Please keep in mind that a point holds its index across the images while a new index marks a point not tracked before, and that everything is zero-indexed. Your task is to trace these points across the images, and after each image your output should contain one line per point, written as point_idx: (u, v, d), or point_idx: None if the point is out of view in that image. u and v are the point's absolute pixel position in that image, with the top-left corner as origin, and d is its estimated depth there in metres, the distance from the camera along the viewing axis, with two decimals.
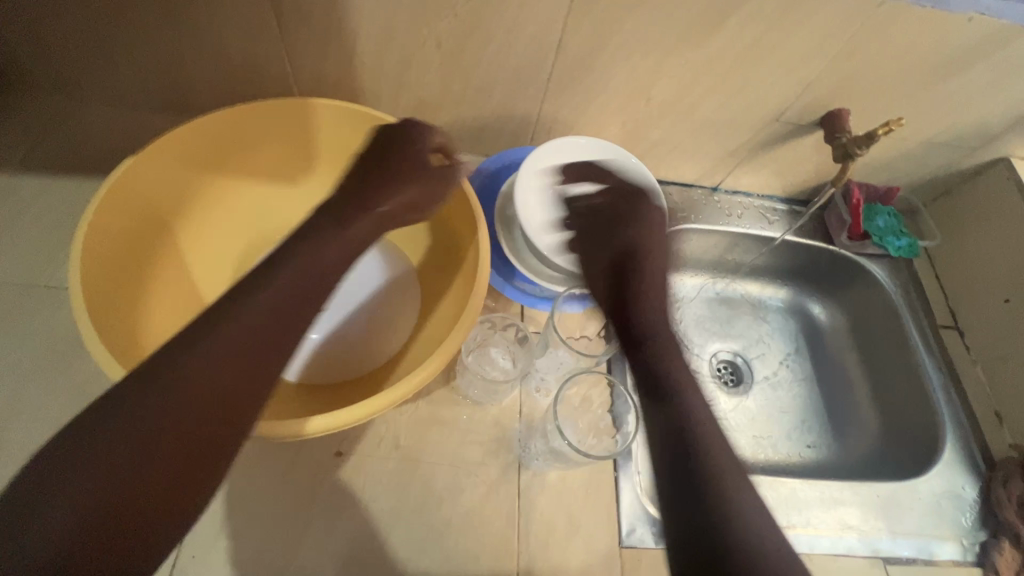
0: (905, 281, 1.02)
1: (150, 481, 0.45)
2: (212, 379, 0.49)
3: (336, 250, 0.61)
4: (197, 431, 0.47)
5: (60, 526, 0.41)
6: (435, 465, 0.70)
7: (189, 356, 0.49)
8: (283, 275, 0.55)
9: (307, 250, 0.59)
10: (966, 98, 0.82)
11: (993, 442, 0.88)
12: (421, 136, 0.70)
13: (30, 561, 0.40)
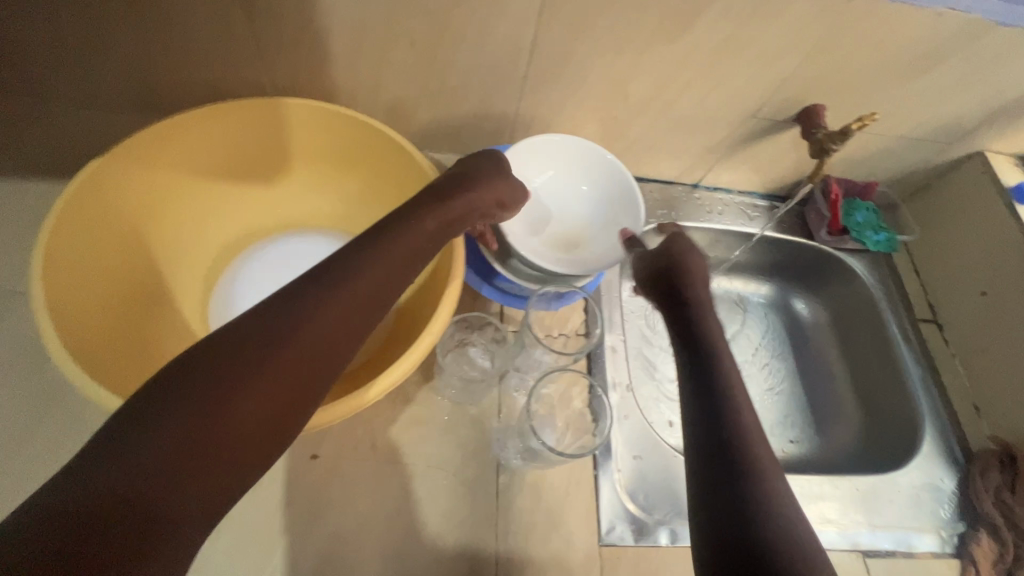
0: (885, 275, 1.02)
1: (213, 457, 0.42)
2: (296, 357, 0.47)
3: (434, 236, 0.61)
4: (278, 401, 0.46)
5: (140, 465, 0.39)
6: (413, 467, 0.70)
7: (296, 320, 0.48)
8: (387, 260, 0.55)
9: (414, 230, 0.59)
10: (940, 93, 0.83)
11: (972, 433, 0.89)
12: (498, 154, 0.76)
13: (107, 495, 0.38)
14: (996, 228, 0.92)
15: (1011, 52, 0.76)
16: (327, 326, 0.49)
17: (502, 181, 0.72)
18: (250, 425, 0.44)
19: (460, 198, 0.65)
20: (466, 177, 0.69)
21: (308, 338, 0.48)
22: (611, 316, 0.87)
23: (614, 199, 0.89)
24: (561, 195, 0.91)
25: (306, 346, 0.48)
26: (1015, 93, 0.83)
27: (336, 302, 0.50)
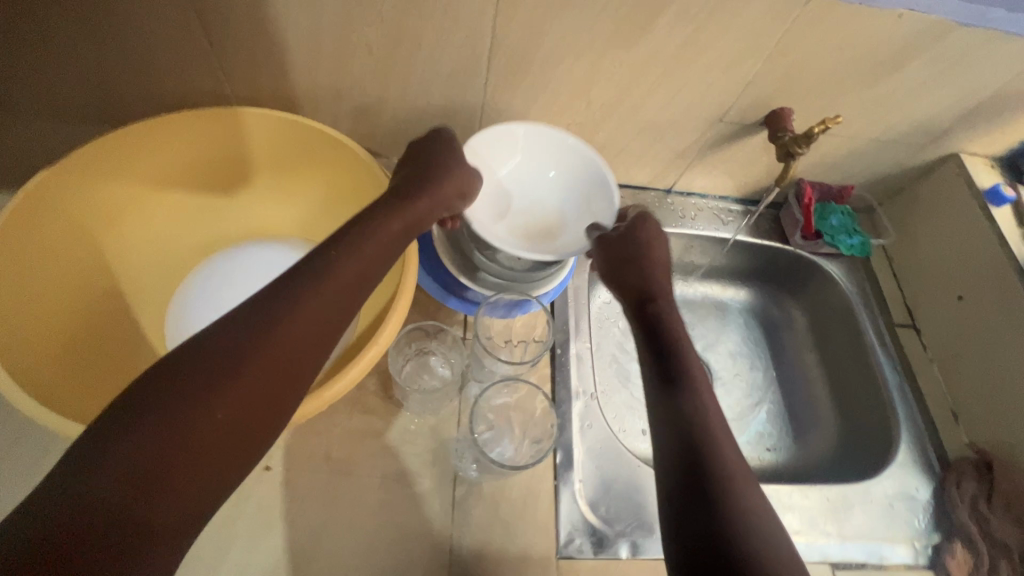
0: (862, 279, 1.01)
1: (200, 459, 0.44)
2: (267, 359, 0.48)
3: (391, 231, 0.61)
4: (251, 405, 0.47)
5: (121, 477, 0.41)
6: (368, 476, 0.69)
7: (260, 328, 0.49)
8: (358, 259, 0.56)
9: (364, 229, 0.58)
10: (907, 94, 0.82)
11: (950, 441, 0.87)
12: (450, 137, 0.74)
13: (91, 508, 0.40)
14: (971, 231, 0.90)
15: (975, 52, 0.75)
16: (300, 327, 0.50)
17: (466, 168, 0.72)
18: (226, 430, 0.46)
19: (424, 197, 0.65)
20: (428, 171, 0.69)
21: (278, 339, 0.49)
22: (578, 322, 0.85)
23: (588, 186, 0.88)
24: (533, 180, 0.90)
25: (277, 349, 0.49)
26: (985, 94, 0.82)
27: (307, 301, 0.51)
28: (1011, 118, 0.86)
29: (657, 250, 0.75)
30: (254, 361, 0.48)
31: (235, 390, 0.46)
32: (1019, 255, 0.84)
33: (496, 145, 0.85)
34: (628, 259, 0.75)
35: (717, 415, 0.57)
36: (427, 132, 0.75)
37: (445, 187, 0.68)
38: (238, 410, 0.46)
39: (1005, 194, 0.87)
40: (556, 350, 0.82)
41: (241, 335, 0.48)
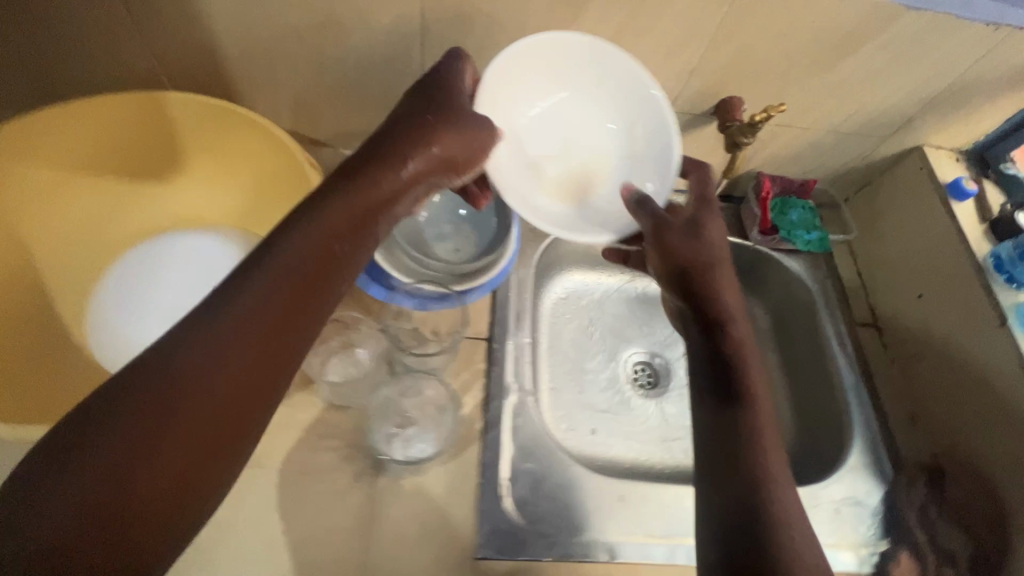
0: (824, 277, 0.96)
1: (141, 498, 0.39)
2: (205, 381, 0.42)
3: (357, 211, 0.52)
4: (199, 430, 0.41)
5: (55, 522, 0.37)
6: (281, 471, 0.67)
7: (207, 339, 0.43)
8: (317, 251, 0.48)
9: (328, 212, 0.50)
10: (861, 82, 0.78)
11: (906, 446, 0.82)
12: (448, 85, 0.62)
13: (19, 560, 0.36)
14: (933, 227, 0.86)
15: (928, 37, 0.71)
16: (242, 341, 0.44)
17: (459, 122, 0.60)
18: (172, 463, 0.40)
19: (397, 168, 0.56)
20: (413, 129, 0.58)
21: (213, 357, 0.42)
22: (519, 316, 0.83)
23: (640, 130, 0.76)
24: (574, 114, 0.77)
25: (220, 369, 0.42)
26: (943, 83, 0.78)
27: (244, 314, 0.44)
28: (974, 108, 0.83)
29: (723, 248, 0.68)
30: (187, 387, 0.41)
31: (176, 421, 0.40)
32: (979, 252, 0.80)
33: (523, 85, 0.73)
34: (694, 252, 0.67)
35: (771, 435, 0.57)
36: (423, 78, 0.64)
37: (416, 161, 0.57)
38: (182, 440, 0.40)
39: (967, 188, 0.84)
40: (492, 344, 0.80)
41: (166, 359, 0.42)
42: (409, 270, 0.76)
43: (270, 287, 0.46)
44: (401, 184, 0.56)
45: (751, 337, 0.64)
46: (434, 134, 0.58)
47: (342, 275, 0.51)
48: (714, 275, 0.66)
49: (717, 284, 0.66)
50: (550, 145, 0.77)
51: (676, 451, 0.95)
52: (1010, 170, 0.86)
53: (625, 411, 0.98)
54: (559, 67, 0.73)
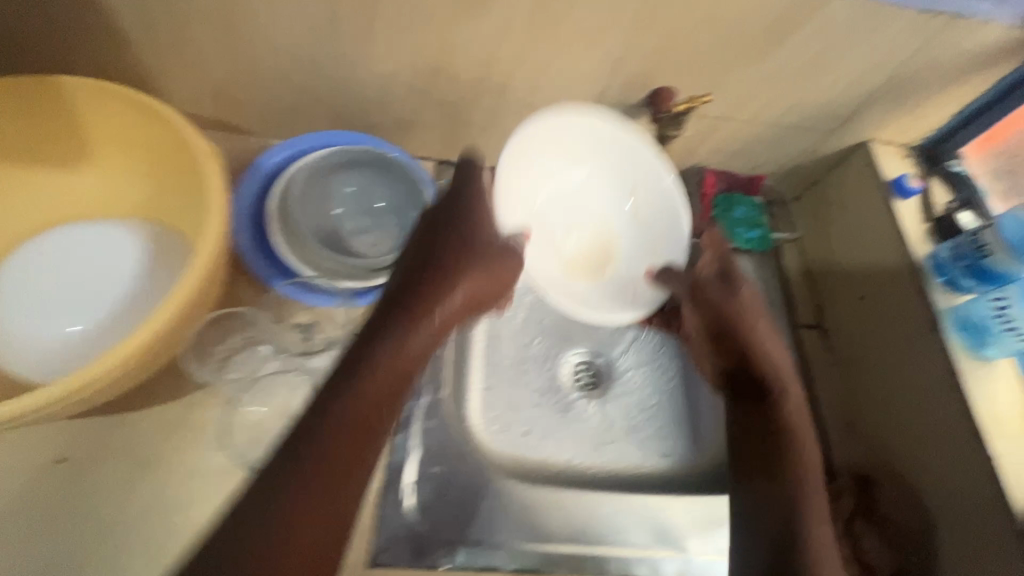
0: (769, 276, 0.93)
1: None
2: (318, 484, 0.51)
3: (417, 345, 0.60)
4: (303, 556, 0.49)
5: None
6: (174, 473, 0.65)
7: (292, 484, 0.50)
8: (386, 379, 0.57)
9: (385, 351, 0.58)
10: (798, 73, 0.74)
11: (839, 452, 0.80)
12: (477, 204, 0.67)
13: None
14: (876, 227, 0.82)
15: (862, 25, 0.67)
16: (344, 450, 0.53)
17: (491, 252, 0.66)
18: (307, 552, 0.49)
19: (444, 300, 0.62)
20: (452, 258, 0.64)
21: (327, 466, 0.51)
22: None
23: (643, 207, 0.85)
24: (587, 189, 0.84)
25: (324, 481, 0.51)
26: (885, 74, 0.75)
27: (340, 423, 0.53)
28: (921, 102, 0.79)
29: (753, 303, 0.78)
30: (306, 489, 0.50)
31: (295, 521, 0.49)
32: (918, 253, 0.77)
33: (535, 168, 0.78)
34: (732, 314, 0.76)
35: (817, 504, 0.68)
36: (449, 185, 0.68)
37: (457, 291, 0.63)
38: (315, 527, 0.50)
39: (909, 185, 0.80)
40: None
41: (285, 472, 0.51)
42: (317, 265, 0.73)
43: (353, 413, 0.54)
44: (446, 319, 0.62)
45: (788, 406, 0.74)
46: (463, 270, 0.64)
47: (402, 403, 0.59)
48: (756, 332, 0.76)
49: (759, 344, 0.76)
50: (562, 222, 0.83)
51: (609, 455, 0.91)
52: (956, 167, 0.83)
53: (561, 412, 0.93)
54: (576, 149, 0.80)
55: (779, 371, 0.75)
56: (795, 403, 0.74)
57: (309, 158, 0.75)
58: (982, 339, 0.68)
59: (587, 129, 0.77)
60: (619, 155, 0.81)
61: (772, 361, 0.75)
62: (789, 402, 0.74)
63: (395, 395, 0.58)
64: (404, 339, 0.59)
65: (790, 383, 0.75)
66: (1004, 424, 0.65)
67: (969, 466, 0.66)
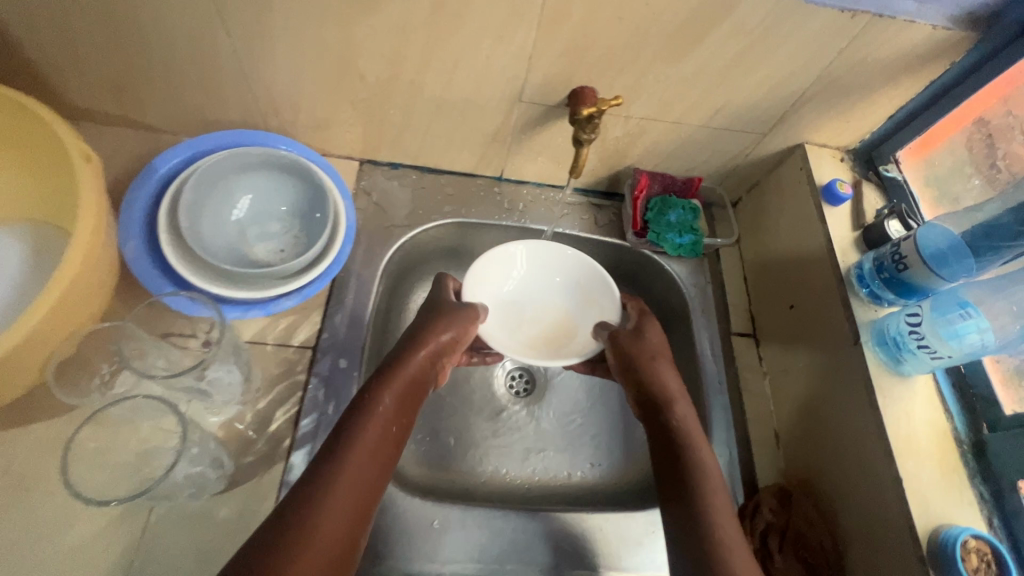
0: (705, 282, 0.89)
1: None
2: (341, 501, 0.56)
3: (413, 377, 0.68)
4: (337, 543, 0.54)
5: None
6: (48, 497, 0.62)
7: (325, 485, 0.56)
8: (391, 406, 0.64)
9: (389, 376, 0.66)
10: (722, 73, 0.71)
11: (763, 466, 0.78)
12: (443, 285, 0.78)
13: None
14: (808, 234, 0.79)
15: (780, 24, 0.64)
16: (360, 473, 0.58)
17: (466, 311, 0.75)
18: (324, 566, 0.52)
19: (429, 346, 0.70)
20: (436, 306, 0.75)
21: (356, 480, 0.58)
22: (352, 323, 0.77)
23: (582, 278, 0.85)
24: (535, 292, 0.87)
25: (351, 494, 0.57)
26: (812, 75, 0.71)
27: (359, 451, 0.59)
28: (853, 104, 0.76)
29: (666, 351, 0.77)
30: (328, 503, 0.55)
31: (315, 532, 0.53)
32: (844, 263, 0.74)
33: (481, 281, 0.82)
34: (654, 363, 0.74)
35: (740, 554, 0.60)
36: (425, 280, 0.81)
37: (445, 333, 0.71)
38: (334, 541, 0.54)
39: (840, 192, 0.77)
40: (317, 353, 0.74)
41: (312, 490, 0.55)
42: (211, 273, 0.69)
43: (367, 443, 0.60)
44: (433, 366, 0.71)
45: (700, 445, 0.68)
46: (449, 320, 0.73)
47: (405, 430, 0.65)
48: (670, 380, 0.73)
49: (672, 391, 0.72)
50: (520, 320, 0.86)
51: (537, 467, 0.88)
52: (891, 173, 0.80)
53: (490, 421, 0.91)
54: (509, 264, 0.86)
55: (689, 416, 0.71)
56: (699, 440, 0.69)
57: (207, 160, 0.71)
58: (897, 354, 0.65)
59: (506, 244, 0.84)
60: (547, 253, 0.86)
61: (676, 403, 0.71)
62: (695, 437, 0.69)
63: (402, 432, 0.65)
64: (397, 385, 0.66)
65: (690, 419, 0.70)
66: (917, 442, 0.62)
67: (878, 486, 0.63)
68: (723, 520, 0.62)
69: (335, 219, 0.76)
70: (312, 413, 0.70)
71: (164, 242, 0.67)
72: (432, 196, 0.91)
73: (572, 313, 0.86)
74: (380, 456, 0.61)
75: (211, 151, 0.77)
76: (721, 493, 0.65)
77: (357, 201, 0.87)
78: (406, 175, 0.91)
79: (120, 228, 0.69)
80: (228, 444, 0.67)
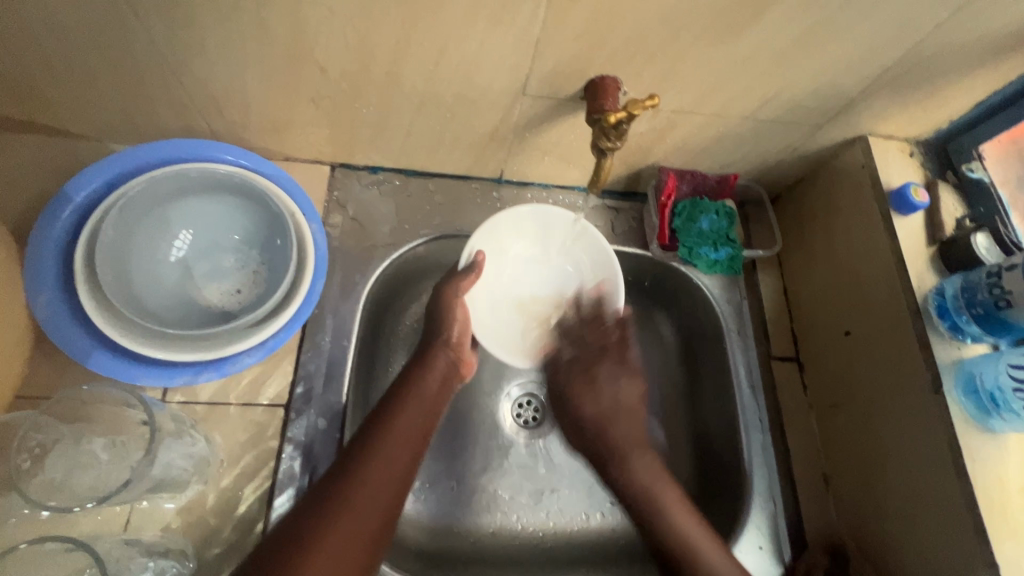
0: (740, 299, 0.77)
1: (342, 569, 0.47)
2: (382, 469, 0.54)
3: (441, 366, 0.66)
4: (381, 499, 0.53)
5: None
6: None
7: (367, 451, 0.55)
8: (426, 386, 0.64)
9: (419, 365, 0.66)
10: (783, 54, 0.56)
11: (814, 516, 0.67)
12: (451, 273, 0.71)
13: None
14: (872, 248, 0.66)
15: None
16: (391, 466, 0.55)
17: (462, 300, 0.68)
18: (358, 537, 0.50)
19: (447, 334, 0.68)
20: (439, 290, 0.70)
21: (400, 451, 0.57)
22: (331, 371, 0.65)
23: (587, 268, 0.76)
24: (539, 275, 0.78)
25: (386, 476, 0.54)
26: (894, 54, 0.57)
27: (391, 442, 0.57)
28: (936, 88, 0.61)
29: (625, 384, 0.68)
30: (360, 493, 0.52)
31: (342, 521, 0.50)
32: (919, 287, 0.61)
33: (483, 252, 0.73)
34: (597, 412, 0.67)
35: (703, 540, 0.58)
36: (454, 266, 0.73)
37: (450, 331, 0.68)
38: (374, 501, 0.52)
39: (915, 199, 0.63)
40: (290, 413, 0.62)
41: (344, 480, 0.52)
42: (149, 331, 0.57)
43: (399, 434, 0.58)
44: (455, 361, 0.68)
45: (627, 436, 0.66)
46: (453, 311, 0.68)
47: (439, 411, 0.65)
48: (620, 430, 0.66)
49: (622, 444, 0.65)
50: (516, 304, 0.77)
51: (551, 510, 0.76)
52: (975, 173, 0.66)
53: (495, 458, 0.78)
54: (512, 237, 0.75)
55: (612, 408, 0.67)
56: (662, 482, 0.63)
57: (134, 184, 0.58)
58: (989, 409, 0.54)
59: (508, 217, 0.73)
60: (553, 228, 0.75)
61: (627, 456, 0.64)
62: (659, 490, 0.62)
63: (432, 424, 0.62)
64: (424, 379, 0.64)
65: (646, 469, 0.63)
66: (1012, 515, 0.53)
67: (966, 563, 0.53)
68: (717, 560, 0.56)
69: (300, 247, 0.63)
70: (286, 488, 0.58)
71: (81, 293, 0.54)
72: (419, 206, 0.76)
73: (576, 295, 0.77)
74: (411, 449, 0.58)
75: (136, 170, 0.61)
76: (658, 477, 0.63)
77: (330, 218, 0.73)
78: (387, 181, 0.76)
79: (26, 280, 0.55)
80: (188, 536, 0.55)
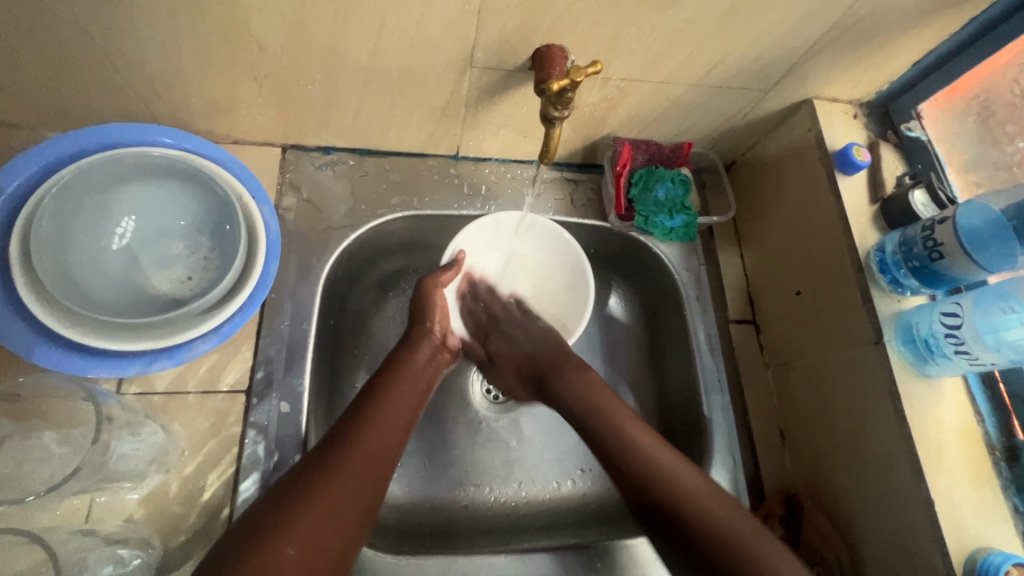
0: (698, 265, 0.78)
1: (341, 511, 0.49)
2: (377, 425, 0.56)
3: (428, 345, 0.67)
4: (376, 448, 0.55)
5: (280, 540, 0.45)
6: None
7: (361, 413, 0.57)
8: (418, 357, 0.65)
9: (406, 346, 0.66)
10: (725, 18, 0.56)
11: (771, 470, 0.70)
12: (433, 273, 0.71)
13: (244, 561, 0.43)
14: (819, 208, 0.68)
15: None
16: (382, 435, 0.56)
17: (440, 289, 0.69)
18: (356, 485, 0.51)
19: (438, 317, 0.69)
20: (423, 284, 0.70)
21: (395, 412, 0.59)
22: (291, 355, 0.64)
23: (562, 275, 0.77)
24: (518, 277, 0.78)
25: (382, 430, 0.56)
26: (832, 16, 0.57)
27: (383, 408, 0.58)
28: (875, 49, 0.63)
29: (541, 329, 0.73)
30: (352, 460, 0.53)
31: (337, 480, 0.51)
32: (863, 245, 0.64)
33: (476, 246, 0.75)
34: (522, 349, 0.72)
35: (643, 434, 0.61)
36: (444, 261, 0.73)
37: (433, 322, 0.68)
38: (371, 454, 0.54)
39: (857, 159, 0.65)
40: (252, 399, 0.61)
41: (334, 447, 0.53)
42: (94, 322, 0.55)
43: (388, 406, 0.59)
44: (439, 346, 0.68)
45: (563, 355, 0.70)
46: (433, 305, 0.68)
47: (434, 386, 0.66)
48: (550, 350, 0.71)
49: (552, 360, 0.70)
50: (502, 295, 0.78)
51: (523, 480, 0.77)
52: (914, 132, 0.69)
53: (467, 434, 0.79)
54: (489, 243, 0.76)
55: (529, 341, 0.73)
56: (618, 413, 0.63)
57: (68, 171, 0.56)
58: (926, 356, 0.57)
59: (483, 227, 0.74)
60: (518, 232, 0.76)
61: (561, 368, 0.69)
62: (594, 392, 0.66)
63: (420, 401, 0.63)
64: (412, 360, 0.64)
65: (580, 381, 0.67)
66: (947, 455, 0.56)
67: (905, 501, 0.57)
68: (707, 500, 0.55)
69: (250, 230, 0.62)
70: (251, 473, 0.59)
71: (17, 285, 0.52)
72: (375, 185, 0.75)
73: (546, 282, 0.79)
74: (402, 422, 0.59)
75: (69, 158, 0.59)
76: (577, 363, 0.70)
77: (284, 200, 0.71)
78: (341, 162, 0.75)
79: None
80: (152, 524, 0.55)
